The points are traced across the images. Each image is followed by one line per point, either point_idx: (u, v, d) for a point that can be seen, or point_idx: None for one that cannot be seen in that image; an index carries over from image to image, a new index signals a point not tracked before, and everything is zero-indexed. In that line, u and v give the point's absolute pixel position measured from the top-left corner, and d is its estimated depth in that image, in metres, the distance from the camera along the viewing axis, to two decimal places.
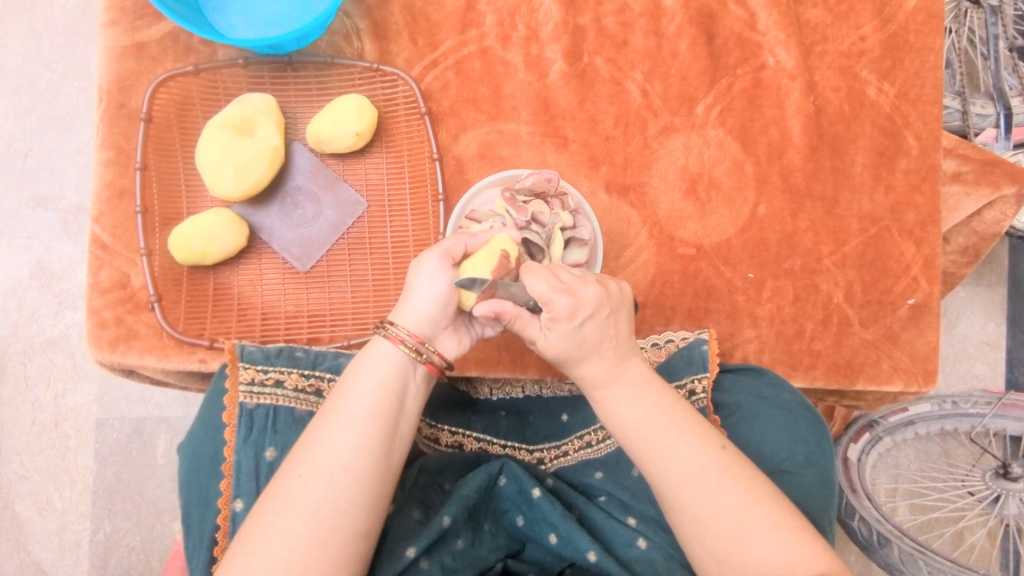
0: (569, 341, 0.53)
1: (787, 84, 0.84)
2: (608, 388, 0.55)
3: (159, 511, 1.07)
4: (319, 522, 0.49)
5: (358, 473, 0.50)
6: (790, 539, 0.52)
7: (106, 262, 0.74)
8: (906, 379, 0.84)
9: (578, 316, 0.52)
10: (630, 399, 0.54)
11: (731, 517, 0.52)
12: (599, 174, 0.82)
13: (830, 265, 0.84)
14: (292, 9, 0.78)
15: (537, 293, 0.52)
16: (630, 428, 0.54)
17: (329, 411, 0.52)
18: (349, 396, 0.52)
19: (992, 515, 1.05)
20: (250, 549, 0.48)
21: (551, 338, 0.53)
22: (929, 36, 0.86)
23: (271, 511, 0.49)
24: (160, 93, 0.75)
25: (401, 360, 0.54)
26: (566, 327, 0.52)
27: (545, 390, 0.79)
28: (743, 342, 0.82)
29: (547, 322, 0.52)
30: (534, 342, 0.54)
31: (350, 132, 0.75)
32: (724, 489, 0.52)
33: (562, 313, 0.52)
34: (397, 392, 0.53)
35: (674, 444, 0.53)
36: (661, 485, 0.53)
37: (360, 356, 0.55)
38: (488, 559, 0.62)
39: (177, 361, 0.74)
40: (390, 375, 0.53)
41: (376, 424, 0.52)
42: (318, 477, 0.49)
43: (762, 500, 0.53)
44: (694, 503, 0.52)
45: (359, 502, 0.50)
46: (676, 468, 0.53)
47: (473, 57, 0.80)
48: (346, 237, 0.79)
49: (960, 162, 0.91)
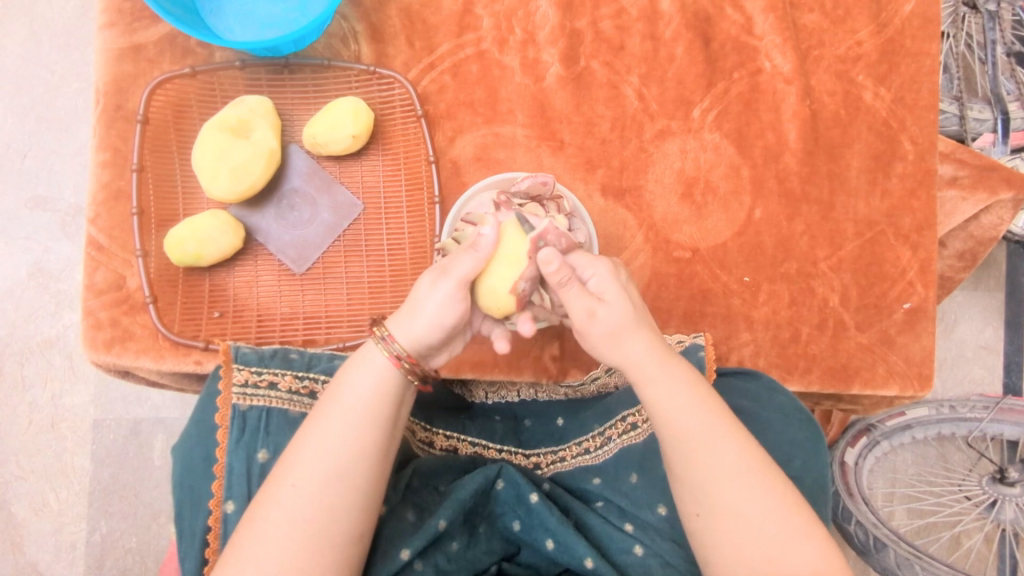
0: (624, 304, 0.55)
1: (784, 88, 0.84)
2: (652, 378, 0.55)
3: (155, 512, 1.07)
4: (309, 525, 0.49)
5: (345, 474, 0.50)
6: (820, 548, 0.51)
7: (102, 263, 0.74)
8: (902, 383, 0.84)
9: (618, 276, 0.57)
10: (677, 392, 0.55)
11: (766, 520, 0.51)
12: (595, 177, 0.82)
13: (826, 269, 0.84)
14: (289, 11, 0.78)
15: (580, 262, 0.56)
16: (677, 424, 0.54)
17: (319, 413, 0.52)
18: (335, 397, 0.53)
19: (989, 520, 1.05)
20: (240, 557, 0.48)
21: (610, 302, 0.55)
22: (925, 41, 0.86)
23: (262, 518, 0.49)
24: (157, 95, 0.75)
25: (388, 367, 0.53)
26: (616, 287, 0.55)
27: (540, 394, 0.82)
28: (738, 346, 0.82)
29: (597, 289, 0.55)
30: (590, 315, 0.54)
31: (346, 134, 0.75)
32: (763, 495, 0.52)
33: (607, 273, 0.56)
34: (385, 395, 0.53)
35: (718, 444, 0.53)
36: (699, 486, 0.53)
37: (353, 360, 0.55)
38: (483, 562, 0.63)
39: (172, 362, 0.74)
40: (380, 380, 0.53)
41: (361, 420, 0.52)
42: (306, 479, 0.50)
43: (800, 511, 0.53)
44: (735, 506, 0.52)
45: (349, 502, 0.50)
46: (719, 469, 0.53)
47: (470, 60, 0.81)
48: (342, 239, 0.79)
49: (957, 167, 0.91)
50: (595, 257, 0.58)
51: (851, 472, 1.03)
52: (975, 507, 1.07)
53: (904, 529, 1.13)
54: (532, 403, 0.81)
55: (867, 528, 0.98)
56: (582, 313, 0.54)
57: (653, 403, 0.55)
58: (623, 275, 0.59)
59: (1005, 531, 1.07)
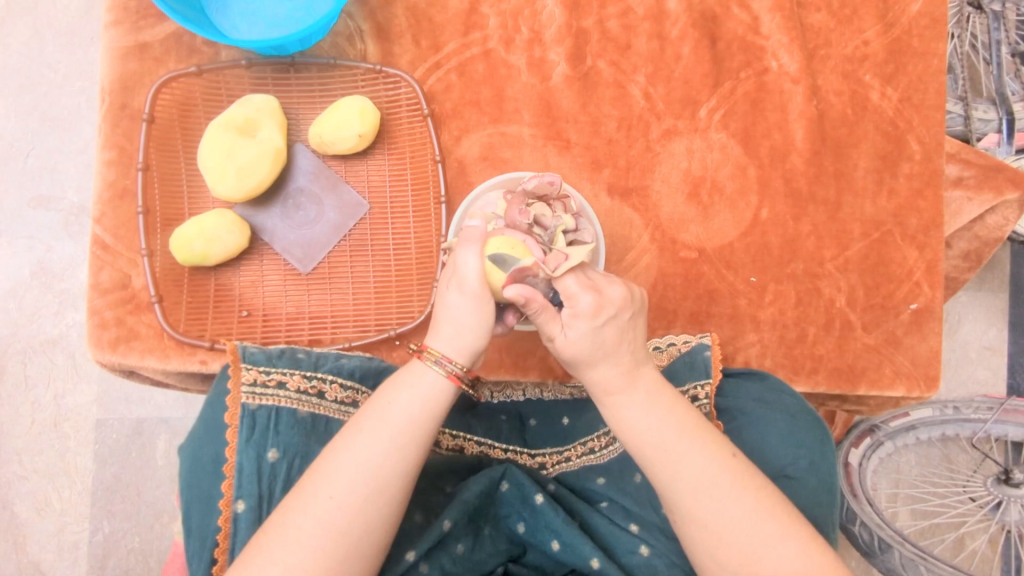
0: (586, 342, 0.53)
1: (790, 88, 0.84)
2: (614, 397, 0.54)
3: (158, 512, 1.07)
4: (341, 537, 0.48)
5: (383, 490, 0.50)
6: (800, 550, 0.51)
7: (107, 263, 0.74)
8: (908, 384, 0.83)
9: (601, 315, 0.53)
10: (633, 414, 0.54)
11: (741, 528, 0.51)
12: (602, 177, 0.82)
13: (832, 269, 0.84)
14: (294, 10, 0.78)
15: (566, 290, 0.54)
16: (641, 438, 0.54)
17: (359, 424, 0.52)
18: (379, 409, 0.52)
19: (994, 521, 1.06)
20: (266, 561, 0.47)
21: (572, 337, 0.53)
22: (932, 41, 0.86)
23: (294, 525, 0.48)
24: (163, 93, 0.75)
25: (438, 382, 0.53)
26: (587, 325, 0.53)
27: (545, 394, 0.81)
28: (745, 346, 0.82)
29: (566, 321, 0.53)
30: (553, 338, 0.54)
31: (352, 133, 0.75)
32: (735, 500, 0.52)
33: (586, 311, 0.53)
34: (432, 415, 0.53)
35: (683, 454, 0.53)
36: (671, 497, 0.53)
37: (398, 375, 0.54)
38: (488, 563, 0.62)
39: (178, 362, 0.74)
40: (429, 399, 0.53)
41: (404, 438, 0.51)
42: (343, 491, 0.49)
43: (775, 509, 0.52)
44: (706, 514, 0.52)
45: (382, 517, 0.50)
46: (687, 477, 0.52)
47: (477, 59, 0.80)
48: (348, 239, 0.79)
49: (962, 167, 0.91)
50: (593, 285, 0.54)
51: (856, 473, 1.03)
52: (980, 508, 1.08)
53: (908, 531, 1.12)
54: (536, 402, 0.80)
55: (871, 528, 0.98)
56: (545, 334, 0.54)
57: (614, 420, 0.55)
58: (624, 307, 0.54)
59: (1010, 531, 1.06)
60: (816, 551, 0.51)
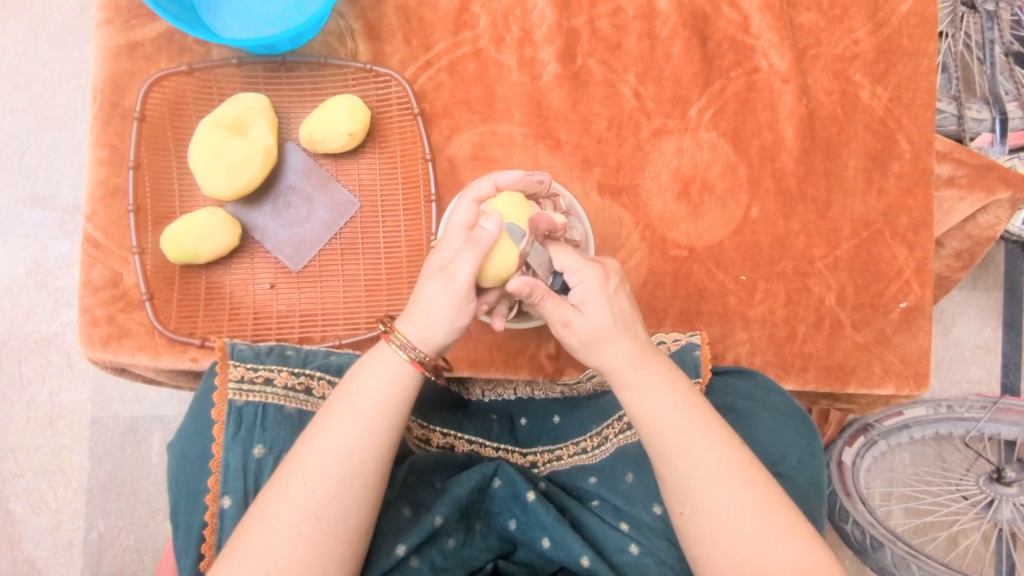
0: (606, 314, 0.54)
1: (780, 87, 0.84)
2: (632, 378, 0.54)
3: (152, 511, 1.07)
4: (318, 522, 0.49)
5: (356, 475, 0.50)
6: (805, 545, 0.51)
7: (99, 260, 0.74)
8: (898, 382, 0.83)
9: (609, 285, 0.55)
10: (653, 398, 0.54)
11: (748, 519, 0.51)
12: (592, 175, 0.82)
13: (822, 268, 0.84)
14: (286, 9, 0.78)
15: (567, 265, 0.55)
16: (654, 425, 0.54)
17: (332, 411, 0.52)
18: (351, 395, 0.52)
19: (986, 520, 1.06)
20: (252, 549, 0.48)
21: (589, 313, 0.53)
22: (923, 40, 0.86)
23: (272, 514, 0.49)
24: (153, 93, 0.75)
25: (403, 368, 0.53)
26: (600, 297, 0.54)
27: (537, 392, 0.82)
28: (735, 344, 0.82)
29: (579, 298, 0.54)
30: (569, 322, 0.54)
31: (342, 132, 0.75)
32: (742, 492, 0.52)
33: (594, 281, 0.54)
34: (403, 396, 0.53)
35: (693, 445, 0.53)
36: (678, 487, 0.53)
37: (368, 359, 0.55)
38: (478, 560, 0.63)
39: (168, 360, 0.74)
40: (398, 381, 0.53)
41: (373, 422, 0.52)
42: (319, 478, 0.50)
43: (779, 505, 0.53)
44: (713, 506, 0.52)
45: (357, 503, 0.50)
46: (697, 468, 0.53)
47: (467, 58, 0.81)
48: (339, 237, 0.79)
49: (954, 167, 0.91)
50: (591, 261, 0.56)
51: (848, 471, 1.03)
52: (972, 507, 1.08)
53: (902, 529, 1.12)
54: (528, 401, 0.81)
55: (863, 526, 0.98)
56: (559, 322, 0.54)
57: (631, 405, 0.55)
58: (622, 278, 0.57)
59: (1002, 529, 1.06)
60: (818, 548, 0.52)
